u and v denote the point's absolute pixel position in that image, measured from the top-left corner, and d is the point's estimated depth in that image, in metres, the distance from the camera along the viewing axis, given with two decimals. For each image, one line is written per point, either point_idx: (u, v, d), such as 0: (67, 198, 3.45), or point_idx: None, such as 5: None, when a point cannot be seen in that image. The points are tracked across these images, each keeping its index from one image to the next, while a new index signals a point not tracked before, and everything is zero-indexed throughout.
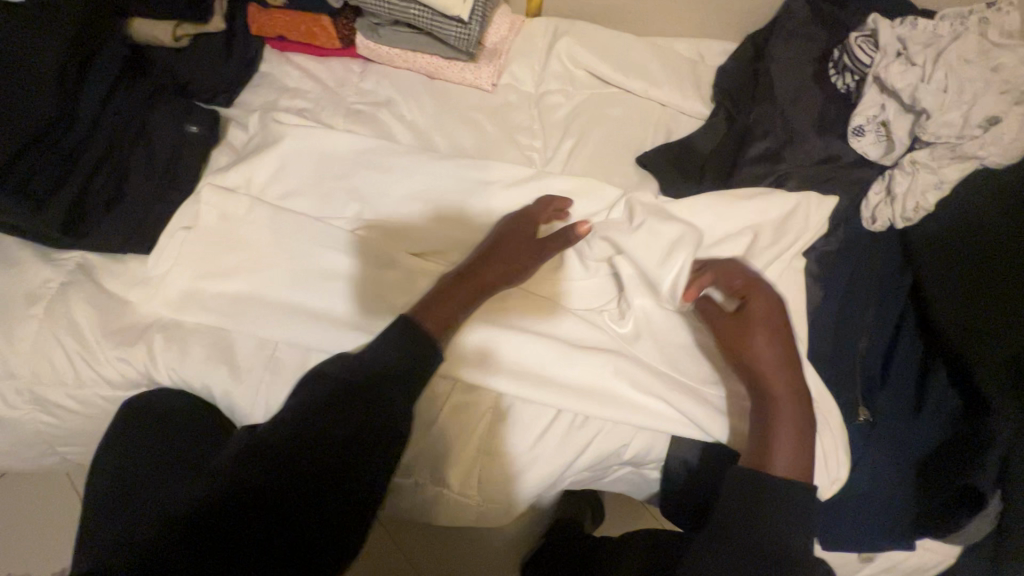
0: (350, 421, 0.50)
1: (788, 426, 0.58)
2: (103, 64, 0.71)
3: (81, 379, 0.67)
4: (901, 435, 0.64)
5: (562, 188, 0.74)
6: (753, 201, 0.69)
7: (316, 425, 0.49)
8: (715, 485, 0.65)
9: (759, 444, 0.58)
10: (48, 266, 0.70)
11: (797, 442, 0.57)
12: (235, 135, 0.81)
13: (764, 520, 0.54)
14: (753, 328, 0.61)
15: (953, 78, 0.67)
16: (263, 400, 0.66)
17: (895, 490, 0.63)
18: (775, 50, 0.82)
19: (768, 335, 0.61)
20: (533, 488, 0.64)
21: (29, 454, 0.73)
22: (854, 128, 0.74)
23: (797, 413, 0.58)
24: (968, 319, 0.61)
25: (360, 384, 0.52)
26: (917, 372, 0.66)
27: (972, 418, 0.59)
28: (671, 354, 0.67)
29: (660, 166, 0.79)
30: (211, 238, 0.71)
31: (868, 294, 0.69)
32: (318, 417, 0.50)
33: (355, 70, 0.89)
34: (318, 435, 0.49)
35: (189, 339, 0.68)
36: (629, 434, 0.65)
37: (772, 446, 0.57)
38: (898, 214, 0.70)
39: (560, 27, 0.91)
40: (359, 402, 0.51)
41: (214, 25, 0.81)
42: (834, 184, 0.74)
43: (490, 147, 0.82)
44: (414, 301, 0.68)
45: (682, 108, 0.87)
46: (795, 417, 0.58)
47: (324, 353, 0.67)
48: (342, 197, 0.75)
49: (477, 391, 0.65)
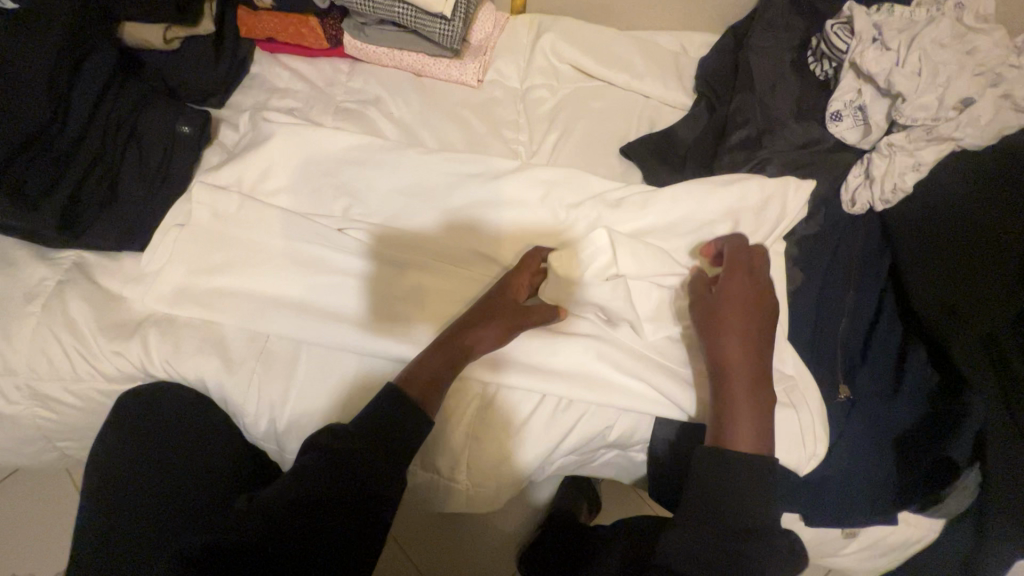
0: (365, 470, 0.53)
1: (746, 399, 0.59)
2: (93, 68, 0.73)
3: (77, 374, 0.69)
4: (882, 413, 0.65)
5: (545, 178, 0.74)
6: (733, 187, 0.70)
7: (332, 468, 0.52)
8: None
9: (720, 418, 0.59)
10: (44, 265, 0.72)
11: (756, 415, 0.58)
12: (227, 136, 0.83)
13: (733, 502, 0.56)
14: (728, 307, 0.62)
15: (927, 61, 0.67)
16: (257, 391, 0.67)
17: (876, 466, 0.64)
18: (755, 39, 0.83)
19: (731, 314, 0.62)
20: (522, 471, 0.66)
21: (29, 449, 0.75)
22: (832, 113, 0.75)
23: (757, 387, 0.59)
24: (945, 299, 0.63)
25: (377, 432, 0.55)
26: (897, 352, 0.67)
27: (949, 394, 0.62)
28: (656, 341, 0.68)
29: (642, 157, 0.80)
30: (203, 236, 0.72)
31: (847, 276, 0.70)
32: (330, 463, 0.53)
33: (343, 70, 0.91)
34: (329, 481, 0.52)
35: (181, 333, 0.69)
36: (614, 417, 0.67)
37: (730, 417, 0.58)
38: (877, 197, 0.70)
39: (543, 23, 0.93)
40: (374, 452, 0.54)
41: (203, 26, 0.82)
42: (813, 169, 0.76)
43: (476, 141, 0.84)
44: (406, 292, 0.70)
45: (665, 99, 0.88)
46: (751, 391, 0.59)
47: (315, 345, 0.69)
48: (332, 193, 0.77)
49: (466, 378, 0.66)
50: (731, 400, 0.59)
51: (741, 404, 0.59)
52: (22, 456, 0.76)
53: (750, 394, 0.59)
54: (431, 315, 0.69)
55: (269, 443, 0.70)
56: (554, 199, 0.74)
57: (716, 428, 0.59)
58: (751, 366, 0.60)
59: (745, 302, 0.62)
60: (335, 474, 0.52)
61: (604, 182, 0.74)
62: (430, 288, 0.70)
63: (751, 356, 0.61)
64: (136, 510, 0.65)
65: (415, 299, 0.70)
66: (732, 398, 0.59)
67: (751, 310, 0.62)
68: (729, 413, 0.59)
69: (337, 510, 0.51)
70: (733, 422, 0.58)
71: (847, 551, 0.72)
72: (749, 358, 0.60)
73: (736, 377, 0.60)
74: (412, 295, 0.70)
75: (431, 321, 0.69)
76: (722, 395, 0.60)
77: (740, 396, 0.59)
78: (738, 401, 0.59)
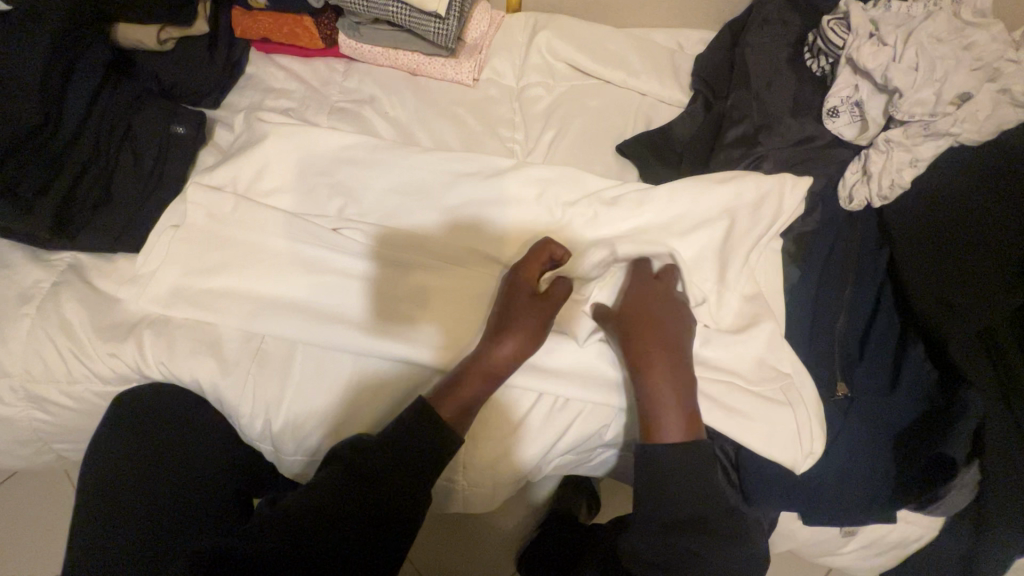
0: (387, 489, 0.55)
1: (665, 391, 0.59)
2: (87, 70, 0.73)
3: (74, 376, 0.69)
4: (881, 410, 0.64)
5: (541, 177, 0.74)
6: (729, 184, 0.70)
7: (353, 485, 0.54)
8: None
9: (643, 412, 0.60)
10: (40, 267, 0.72)
11: (680, 408, 0.59)
12: (222, 136, 0.83)
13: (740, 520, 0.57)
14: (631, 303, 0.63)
15: (924, 56, 0.66)
16: (253, 392, 0.67)
17: (875, 464, 0.64)
18: (751, 36, 0.83)
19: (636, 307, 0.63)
20: (518, 471, 0.66)
21: (25, 451, 0.75)
22: (829, 109, 0.74)
23: (676, 380, 0.60)
24: (943, 294, 0.62)
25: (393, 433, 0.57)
26: (895, 348, 0.66)
27: (947, 389, 0.61)
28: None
29: (638, 155, 0.80)
30: (198, 237, 0.72)
31: (844, 272, 0.70)
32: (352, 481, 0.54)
33: (338, 69, 0.91)
34: (352, 494, 0.54)
35: (176, 335, 0.69)
36: (610, 416, 0.66)
37: (657, 413, 0.59)
38: (875, 193, 0.70)
39: (539, 22, 0.93)
40: (397, 472, 0.55)
41: (198, 28, 0.82)
42: (810, 165, 0.75)
43: (472, 140, 0.84)
44: (404, 292, 0.70)
45: (661, 97, 0.88)
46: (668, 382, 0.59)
47: (310, 345, 0.68)
48: (327, 193, 0.76)
49: None
50: (656, 396, 0.59)
51: (665, 399, 0.59)
52: (18, 459, 0.76)
53: (669, 389, 0.59)
54: (427, 314, 0.69)
55: (265, 443, 0.69)
56: (550, 198, 0.73)
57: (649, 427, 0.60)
58: (666, 360, 0.60)
59: (655, 300, 0.63)
60: (357, 491, 0.54)
61: (600, 181, 0.74)
62: (425, 288, 0.70)
63: (666, 349, 0.61)
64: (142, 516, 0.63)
65: (411, 299, 0.69)
66: (656, 395, 0.59)
67: (652, 305, 0.63)
68: (654, 409, 0.59)
69: (355, 526, 0.52)
70: (662, 418, 0.59)
71: (848, 549, 0.72)
72: (664, 353, 0.60)
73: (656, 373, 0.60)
74: (411, 295, 0.70)
75: (428, 320, 0.68)
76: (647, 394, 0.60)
77: (660, 391, 0.59)
78: (662, 397, 0.59)
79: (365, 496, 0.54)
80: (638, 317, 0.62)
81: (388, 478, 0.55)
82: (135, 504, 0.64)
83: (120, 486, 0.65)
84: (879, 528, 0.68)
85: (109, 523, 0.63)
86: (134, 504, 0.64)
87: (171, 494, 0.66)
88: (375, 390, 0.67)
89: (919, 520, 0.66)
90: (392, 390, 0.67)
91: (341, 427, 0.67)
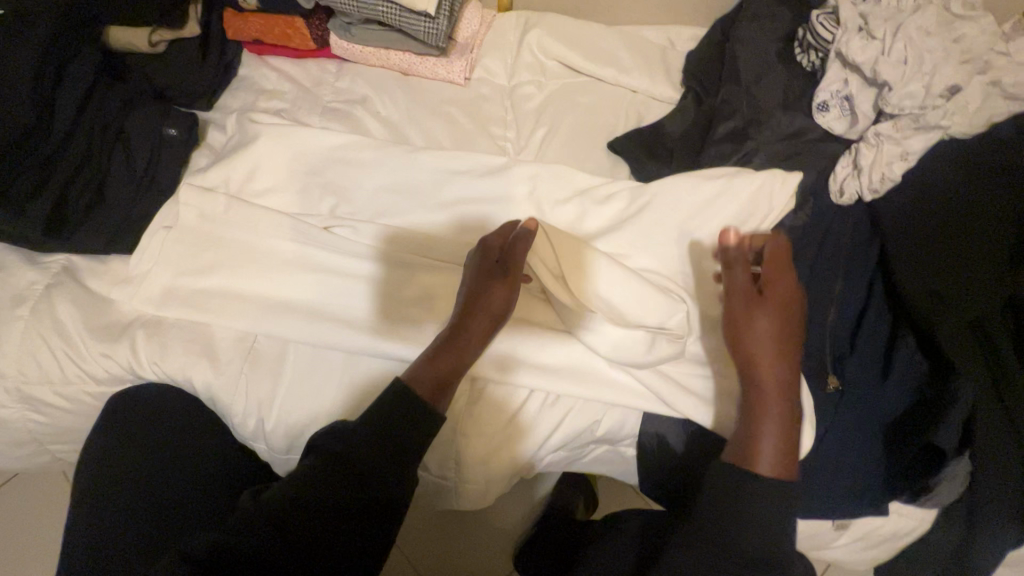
0: (375, 476, 0.53)
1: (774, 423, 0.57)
2: (78, 72, 0.73)
3: (67, 377, 0.69)
4: (871, 403, 0.65)
5: (530, 174, 0.74)
6: (720, 180, 0.70)
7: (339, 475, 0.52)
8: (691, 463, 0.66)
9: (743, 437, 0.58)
10: (34, 269, 0.72)
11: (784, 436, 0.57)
12: (214, 137, 0.84)
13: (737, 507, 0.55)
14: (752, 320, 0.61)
15: (913, 50, 0.67)
16: (246, 392, 0.67)
17: (866, 457, 0.64)
18: (741, 32, 0.83)
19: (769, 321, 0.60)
20: (509, 468, 0.67)
21: (19, 452, 0.75)
22: (818, 103, 0.74)
23: (788, 407, 0.58)
24: (932, 285, 0.62)
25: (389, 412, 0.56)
26: (885, 341, 0.66)
27: (937, 380, 0.61)
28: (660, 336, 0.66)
29: (628, 151, 0.80)
30: (191, 237, 0.72)
31: (835, 265, 0.70)
32: (340, 472, 0.52)
33: (330, 70, 0.91)
34: (345, 482, 0.52)
35: (169, 335, 0.69)
36: (601, 411, 0.67)
37: (758, 439, 0.57)
38: (865, 186, 0.69)
39: (530, 20, 0.93)
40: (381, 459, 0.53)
41: (190, 29, 0.83)
42: (800, 159, 0.75)
43: (463, 138, 0.84)
44: (402, 291, 0.70)
45: (652, 94, 0.88)
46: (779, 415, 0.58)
47: (302, 344, 0.69)
48: (319, 192, 0.77)
49: None
50: (760, 416, 0.58)
51: (771, 425, 0.57)
52: (13, 460, 0.77)
53: (778, 410, 0.58)
54: (421, 311, 0.69)
55: (258, 442, 0.70)
56: (537, 194, 0.73)
57: (741, 448, 0.58)
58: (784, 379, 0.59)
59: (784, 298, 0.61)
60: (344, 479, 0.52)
61: (591, 177, 0.74)
62: (431, 288, 0.70)
63: (786, 366, 0.59)
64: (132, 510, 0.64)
65: (403, 299, 0.70)
66: (761, 414, 0.58)
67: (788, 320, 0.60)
68: (758, 426, 0.58)
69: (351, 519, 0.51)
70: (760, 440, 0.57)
71: (841, 544, 0.71)
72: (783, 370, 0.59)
73: (766, 387, 0.59)
74: (412, 294, 0.70)
75: (419, 316, 0.69)
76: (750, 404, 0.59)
77: (767, 410, 0.58)
78: (768, 418, 0.58)
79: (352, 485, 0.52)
80: (748, 316, 0.61)
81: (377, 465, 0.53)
82: (122, 511, 0.63)
83: (107, 491, 0.65)
84: (871, 522, 0.67)
85: (96, 533, 0.62)
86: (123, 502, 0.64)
87: (159, 498, 0.65)
88: (368, 388, 0.67)
89: (912, 514, 0.66)
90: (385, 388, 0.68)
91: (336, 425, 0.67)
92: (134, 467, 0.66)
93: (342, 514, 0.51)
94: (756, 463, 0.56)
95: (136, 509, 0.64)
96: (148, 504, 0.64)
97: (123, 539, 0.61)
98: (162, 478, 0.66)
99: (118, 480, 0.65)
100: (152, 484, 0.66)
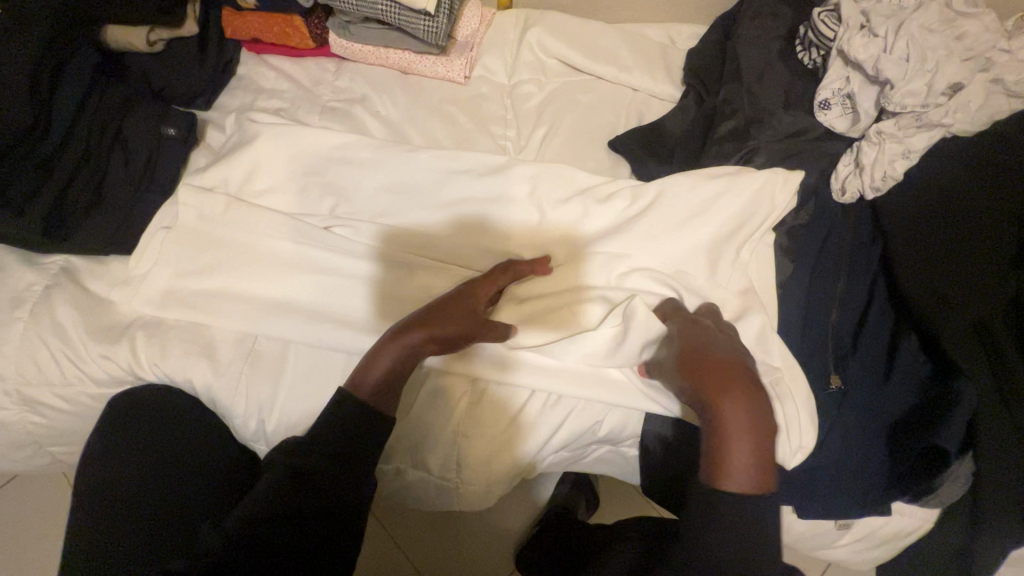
0: (339, 485, 0.54)
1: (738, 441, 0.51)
2: (75, 72, 0.73)
3: (66, 378, 0.69)
4: (874, 401, 0.64)
5: (530, 174, 0.74)
6: (722, 179, 0.70)
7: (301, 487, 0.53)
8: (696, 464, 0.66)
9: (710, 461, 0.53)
10: (32, 270, 0.72)
11: (754, 452, 0.51)
12: (213, 137, 0.83)
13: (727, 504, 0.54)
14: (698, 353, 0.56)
15: (915, 47, 0.66)
16: (247, 394, 0.67)
17: (870, 457, 0.64)
18: (742, 30, 0.82)
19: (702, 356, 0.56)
20: (510, 468, 0.66)
21: (19, 455, 0.75)
22: (820, 101, 0.74)
23: (757, 431, 0.52)
24: (934, 284, 0.62)
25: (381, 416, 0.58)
26: (888, 341, 0.66)
27: (940, 380, 0.61)
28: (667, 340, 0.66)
29: (629, 150, 0.80)
30: (190, 237, 0.72)
31: (838, 263, 0.70)
32: (300, 483, 0.54)
33: (329, 69, 0.91)
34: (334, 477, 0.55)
35: (169, 336, 0.69)
36: (602, 412, 0.66)
37: (725, 460, 0.52)
38: (867, 184, 0.70)
39: (530, 19, 0.93)
40: (342, 467, 0.55)
41: (188, 28, 0.83)
42: (801, 158, 0.75)
43: (463, 137, 0.83)
44: (403, 292, 0.69)
45: (653, 92, 0.88)
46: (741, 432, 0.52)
47: (303, 345, 0.68)
48: (318, 192, 0.76)
49: (452, 374, 0.66)
50: (724, 442, 0.52)
51: (737, 447, 0.51)
52: (13, 462, 0.76)
53: (743, 436, 0.51)
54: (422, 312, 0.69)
55: (259, 444, 0.69)
56: (537, 194, 0.73)
57: (711, 470, 0.53)
58: (741, 407, 0.52)
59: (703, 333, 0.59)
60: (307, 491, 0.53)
61: (591, 177, 0.73)
62: (430, 287, 0.69)
63: (744, 395, 0.52)
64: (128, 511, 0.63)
65: (407, 300, 0.69)
66: (726, 439, 0.52)
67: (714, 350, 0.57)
68: (725, 453, 0.52)
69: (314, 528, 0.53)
70: (729, 463, 0.52)
71: (842, 544, 0.71)
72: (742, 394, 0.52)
73: (729, 416, 0.52)
74: (413, 294, 0.69)
75: None
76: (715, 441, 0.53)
77: (729, 434, 0.52)
78: (734, 442, 0.52)
79: (315, 494, 0.54)
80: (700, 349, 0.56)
81: (339, 474, 0.55)
82: (121, 511, 0.63)
83: (107, 492, 0.65)
84: (872, 521, 0.67)
85: (97, 534, 0.62)
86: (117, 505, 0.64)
87: (158, 498, 0.65)
88: None
89: (915, 514, 0.66)
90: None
91: None
92: (132, 467, 0.66)
93: (305, 524, 0.53)
94: (721, 483, 0.52)
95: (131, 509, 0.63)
96: (147, 504, 0.64)
97: (121, 541, 0.61)
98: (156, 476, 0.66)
99: (118, 480, 0.65)
100: (150, 485, 0.65)
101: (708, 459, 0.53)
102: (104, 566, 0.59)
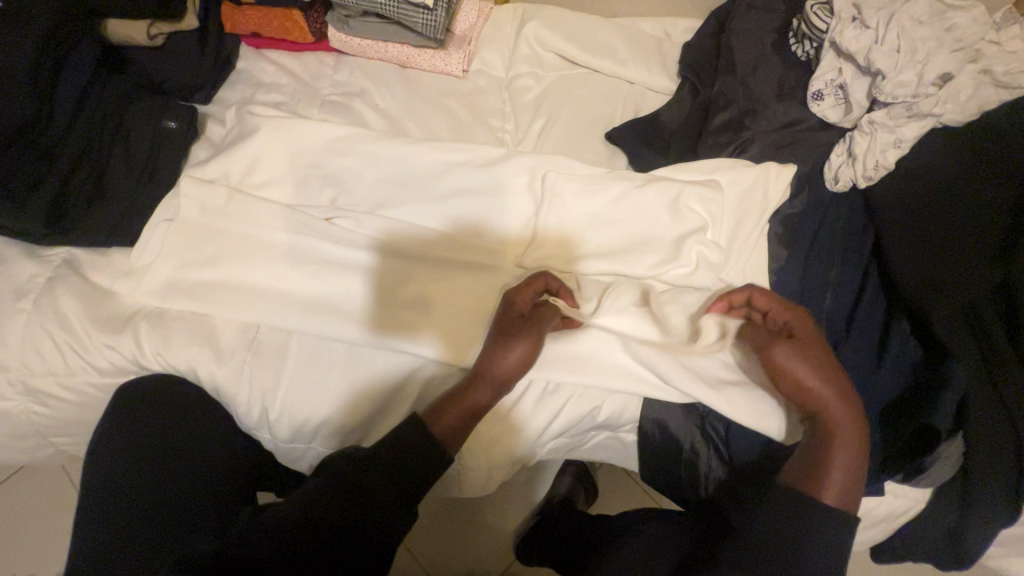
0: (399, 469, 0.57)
1: (844, 465, 0.57)
2: (76, 65, 0.73)
3: (71, 369, 0.70)
4: (866, 385, 0.66)
5: (530, 165, 0.74)
6: (719, 173, 0.72)
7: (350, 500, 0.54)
8: (734, 464, 0.67)
9: (810, 480, 0.58)
10: (35, 263, 0.73)
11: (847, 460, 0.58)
12: (214, 131, 0.84)
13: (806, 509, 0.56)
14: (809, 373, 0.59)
15: (907, 37, 0.67)
16: (250, 384, 0.68)
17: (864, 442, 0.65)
18: (736, 23, 0.84)
19: (822, 380, 0.58)
20: (513, 453, 0.68)
21: (23, 446, 0.75)
22: (813, 93, 0.75)
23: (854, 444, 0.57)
24: (925, 269, 0.64)
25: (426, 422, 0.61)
26: (880, 325, 0.68)
27: (932, 365, 0.62)
28: (670, 330, 0.67)
29: (628, 141, 0.81)
30: (191, 229, 0.73)
31: (831, 252, 0.71)
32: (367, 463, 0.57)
33: (329, 63, 0.92)
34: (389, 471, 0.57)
35: (172, 325, 0.70)
36: (600, 397, 0.68)
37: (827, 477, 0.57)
38: (859, 173, 0.71)
39: (527, 13, 0.94)
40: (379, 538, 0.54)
41: (187, 22, 0.82)
42: (794, 148, 0.76)
43: (461, 129, 0.84)
44: (418, 284, 0.70)
45: (649, 85, 0.89)
46: (849, 453, 0.57)
47: (307, 335, 0.69)
48: (319, 183, 0.77)
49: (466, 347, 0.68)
50: (828, 457, 0.57)
51: (840, 461, 0.57)
52: (15, 454, 0.77)
53: (845, 454, 0.57)
54: (436, 301, 0.70)
55: (262, 432, 0.70)
56: (540, 183, 0.73)
57: (811, 487, 0.57)
58: (845, 428, 0.57)
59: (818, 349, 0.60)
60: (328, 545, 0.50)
61: (590, 167, 0.74)
62: (442, 279, 0.71)
63: (847, 417, 0.58)
64: (142, 503, 0.65)
65: (429, 294, 0.70)
66: (829, 455, 0.57)
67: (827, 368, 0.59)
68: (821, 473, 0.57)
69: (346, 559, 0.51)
70: (830, 478, 0.57)
71: None
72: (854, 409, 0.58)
73: (835, 433, 0.57)
74: (430, 293, 0.70)
75: (434, 309, 0.70)
76: (815, 460, 0.58)
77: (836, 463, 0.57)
78: (835, 458, 0.57)
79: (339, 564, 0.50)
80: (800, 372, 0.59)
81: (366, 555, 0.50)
82: (127, 512, 0.64)
83: (114, 495, 0.65)
84: (866, 502, 0.68)
85: (104, 533, 0.63)
86: (137, 490, 0.65)
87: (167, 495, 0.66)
88: (375, 382, 0.68)
89: (909, 496, 0.67)
90: (400, 381, 0.69)
91: (344, 415, 0.68)
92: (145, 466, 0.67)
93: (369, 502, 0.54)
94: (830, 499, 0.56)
95: (141, 491, 0.66)
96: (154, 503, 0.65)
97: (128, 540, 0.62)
98: (162, 463, 0.68)
99: (129, 479, 0.66)
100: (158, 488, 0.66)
101: (809, 474, 0.58)
102: (114, 545, 0.62)
